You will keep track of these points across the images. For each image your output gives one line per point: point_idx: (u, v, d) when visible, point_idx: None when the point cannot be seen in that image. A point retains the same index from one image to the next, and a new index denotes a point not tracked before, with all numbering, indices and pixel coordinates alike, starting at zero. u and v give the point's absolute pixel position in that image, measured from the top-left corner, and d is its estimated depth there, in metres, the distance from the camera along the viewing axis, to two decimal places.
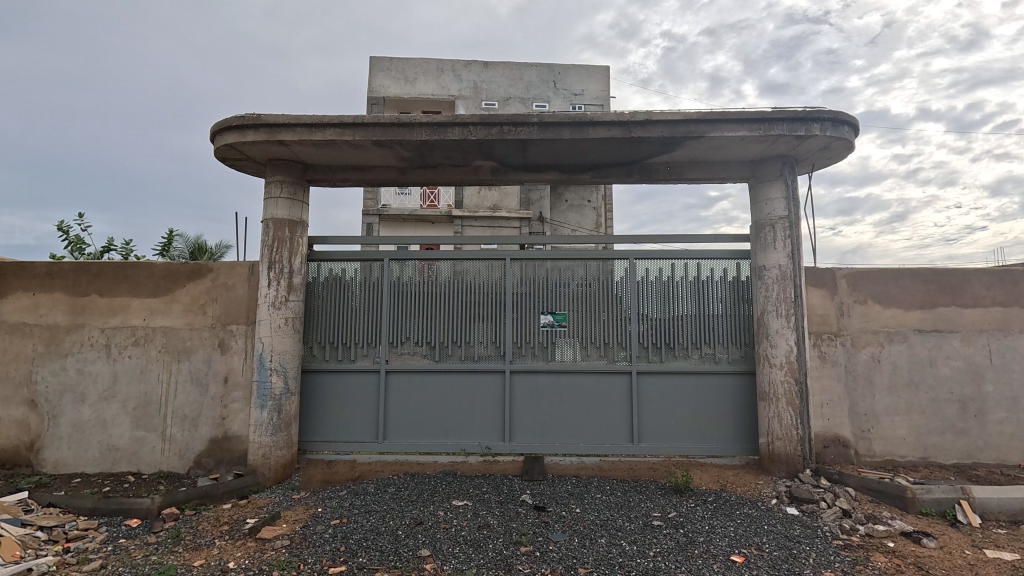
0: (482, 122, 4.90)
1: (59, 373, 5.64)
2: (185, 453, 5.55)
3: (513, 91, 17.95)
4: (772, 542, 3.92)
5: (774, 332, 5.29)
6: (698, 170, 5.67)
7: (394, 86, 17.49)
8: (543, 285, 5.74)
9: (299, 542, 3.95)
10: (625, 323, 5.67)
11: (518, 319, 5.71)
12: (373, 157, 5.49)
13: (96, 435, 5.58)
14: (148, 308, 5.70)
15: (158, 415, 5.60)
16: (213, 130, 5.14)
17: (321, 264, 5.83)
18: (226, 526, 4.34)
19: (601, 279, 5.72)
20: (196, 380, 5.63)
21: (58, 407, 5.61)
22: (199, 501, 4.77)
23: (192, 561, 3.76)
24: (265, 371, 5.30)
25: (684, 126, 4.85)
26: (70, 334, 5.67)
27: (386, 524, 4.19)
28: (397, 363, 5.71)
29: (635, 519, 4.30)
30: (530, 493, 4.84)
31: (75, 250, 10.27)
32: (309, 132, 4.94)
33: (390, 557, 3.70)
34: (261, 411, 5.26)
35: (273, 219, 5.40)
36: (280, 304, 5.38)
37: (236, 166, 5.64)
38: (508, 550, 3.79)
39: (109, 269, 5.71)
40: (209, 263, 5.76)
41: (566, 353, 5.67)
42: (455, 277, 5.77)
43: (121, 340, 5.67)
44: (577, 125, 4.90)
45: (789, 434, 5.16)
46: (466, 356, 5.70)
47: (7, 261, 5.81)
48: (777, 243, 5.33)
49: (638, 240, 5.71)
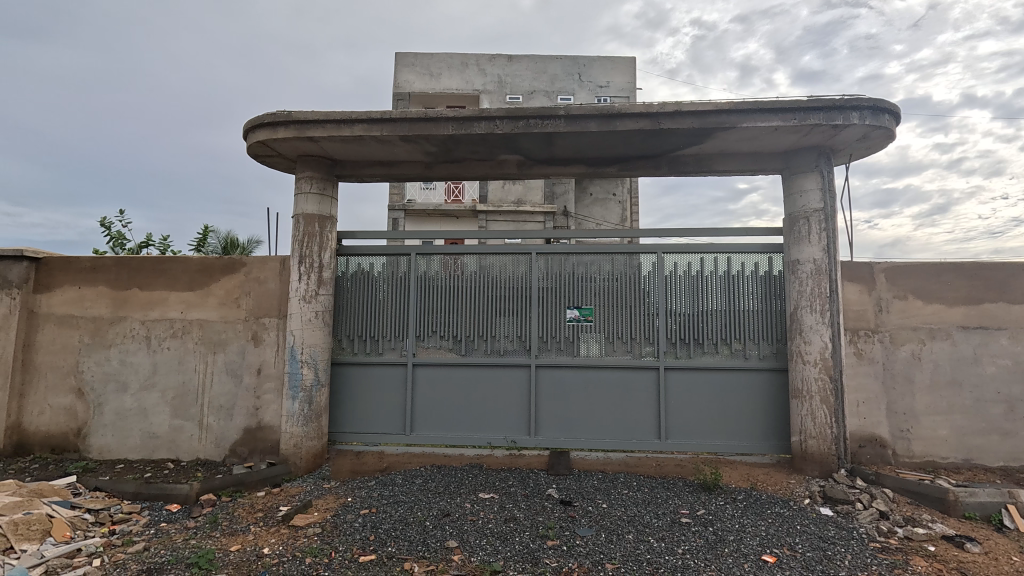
0: (508, 115, 4.88)
1: (102, 364, 5.88)
2: (221, 441, 5.73)
3: (537, 84, 17.83)
4: (805, 543, 3.83)
5: (808, 328, 5.14)
6: (728, 163, 5.56)
7: (418, 82, 17.62)
8: (569, 279, 5.71)
9: (330, 531, 4.04)
10: (651, 319, 5.60)
11: (544, 313, 5.70)
12: (399, 153, 5.53)
13: (137, 423, 5.81)
14: (186, 302, 5.89)
15: (195, 405, 5.80)
16: (245, 128, 5.26)
17: (349, 259, 5.93)
18: (260, 513, 4.47)
19: (628, 273, 5.65)
20: (231, 371, 5.80)
21: (102, 396, 5.86)
22: (234, 488, 4.93)
23: (229, 545, 3.89)
24: (296, 362, 5.42)
25: (715, 117, 4.73)
26: (113, 326, 5.91)
27: (414, 515, 4.25)
28: (423, 357, 5.76)
29: (663, 516, 4.25)
30: (556, 487, 4.84)
31: (117, 246, 10.81)
32: (338, 128, 5.00)
33: (419, 547, 3.75)
34: (293, 402, 5.39)
35: (303, 215, 5.50)
36: (311, 298, 5.49)
37: (267, 163, 5.76)
38: (535, 544, 3.79)
39: (149, 263, 5.92)
40: (241, 258, 5.92)
41: (591, 348, 5.64)
42: (481, 272, 5.79)
43: (160, 332, 5.88)
44: (605, 117, 4.82)
45: (823, 433, 5.01)
46: (492, 350, 5.73)
47: (54, 256, 6.09)
48: (811, 237, 5.17)
49: (665, 234, 5.62)
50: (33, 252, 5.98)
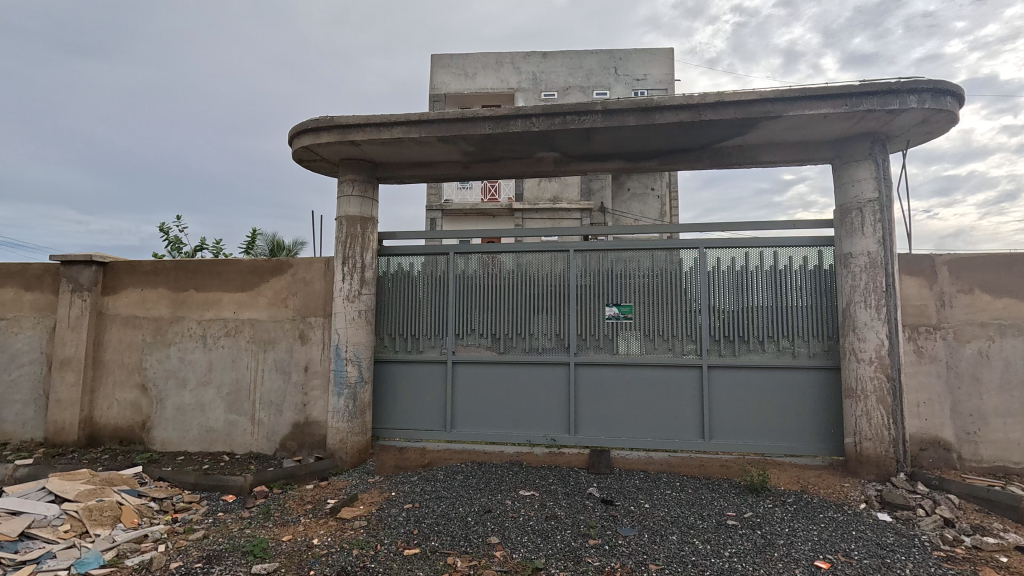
0: (545, 112, 4.86)
1: (164, 362, 6.24)
2: (272, 436, 5.98)
3: (573, 80, 17.69)
4: (861, 549, 3.66)
5: (862, 324, 4.90)
6: (773, 153, 5.36)
7: (454, 82, 17.82)
8: (608, 276, 5.64)
9: (376, 524, 4.15)
10: (694, 316, 5.47)
11: (582, 310, 5.65)
12: (437, 153, 5.61)
13: (196, 417, 6.14)
14: (238, 302, 6.17)
15: (248, 400, 6.07)
16: (290, 135, 5.46)
17: (390, 259, 6.06)
18: (309, 505, 4.64)
19: (668, 269, 5.54)
20: (280, 368, 6.04)
21: (164, 391, 6.22)
22: (285, 480, 5.14)
23: (280, 535, 4.06)
24: (341, 360, 5.59)
25: (759, 106, 4.57)
26: (173, 326, 6.26)
27: (456, 510, 4.32)
28: (463, 355, 5.83)
29: (708, 517, 4.15)
30: (597, 486, 4.80)
31: (175, 249, 11.45)
32: (378, 131, 5.12)
33: (461, 542, 3.80)
34: (338, 399, 5.56)
35: (346, 217, 5.66)
36: (354, 297, 5.65)
37: (311, 167, 5.96)
38: (576, 542, 3.78)
39: (204, 266, 6.24)
40: (289, 260, 6.15)
41: (631, 346, 5.56)
42: (519, 270, 5.81)
43: (215, 331, 6.18)
44: (643, 111, 4.74)
45: (879, 435, 4.77)
46: (531, 348, 5.74)
47: (120, 260, 6.50)
48: (865, 228, 4.92)
49: (707, 229, 5.48)
50: (101, 257, 6.41)
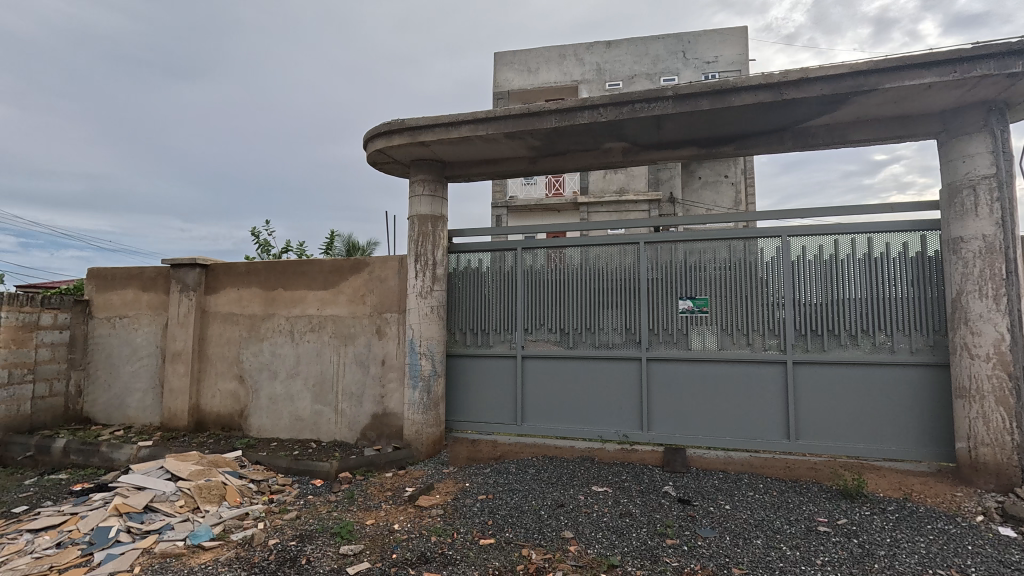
0: (613, 102, 4.75)
1: (257, 355, 6.77)
2: (353, 425, 6.32)
3: (638, 67, 17.18)
4: (979, 566, 3.29)
5: (977, 317, 4.38)
6: (867, 131, 4.92)
7: (517, 79, 17.90)
8: (680, 268, 5.44)
9: (452, 512, 4.28)
10: (776, 309, 5.14)
11: (654, 304, 5.49)
12: (504, 149, 5.65)
13: (286, 406, 6.62)
14: (321, 299, 6.57)
15: (331, 392, 6.45)
16: (365, 139, 5.71)
17: (460, 256, 6.19)
18: (389, 492, 4.87)
19: (747, 260, 5.24)
20: (360, 362, 6.36)
21: (258, 382, 6.75)
22: (366, 468, 5.42)
23: (364, 519, 4.29)
24: (416, 354, 5.80)
25: (850, 81, 4.20)
26: (265, 322, 6.77)
27: (529, 503, 4.35)
28: (532, 350, 5.86)
29: (796, 522, 3.91)
30: (673, 485, 4.66)
31: (264, 252, 12.39)
32: (447, 131, 5.24)
33: (535, 535, 3.83)
34: (413, 391, 5.77)
35: (418, 216, 5.85)
36: (426, 293, 5.83)
37: (385, 169, 6.21)
38: (653, 541, 3.69)
39: (291, 266, 6.70)
40: (366, 259, 6.45)
41: (707, 341, 5.33)
42: (587, 264, 5.74)
43: (301, 327, 6.62)
44: (718, 94, 4.51)
45: (999, 440, 4.26)
46: (600, 343, 5.66)
47: (219, 263, 7.13)
48: (979, 209, 4.40)
49: (791, 215, 5.12)
50: (203, 259, 7.06)
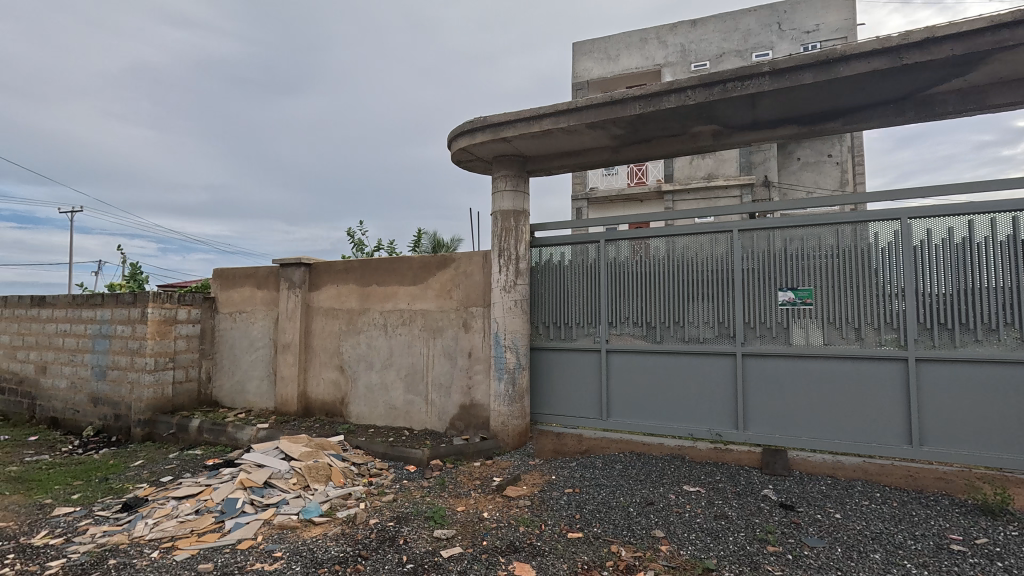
0: (702, 83, 4.50)
1: (355, 347, 7.26)
2: (442, 415, 6.59)
3: (727, 45, 16.13)
4: None
5: None
6: (1010, 94, 4.26)
7: (597, 68, 17.56)
8: (779, 257, 5.05)
9: (539, 504, 4.33)
10: (894, 300, 4.62)
11: (749, 296, 5.14)
12: (586, 140, 5.56)
13: (381, 395, 7.04)
14: (411, 294, 6.89)
15: (422, 382, 6.76)
16: (449, 138, 5.89)
17: (542, 249, 6.21)
18: (478, 481, 5.02)
19: (858, 247, 4.75)
20: (448, 354, 6.60)
21: (356, 372, 7.24)
22: (456, 456, 5.64)
23: (455, 506, 4.46)
24: (501, 347, 5.91)
25: (989, 36, 3.65)
26: (362, 316, 7.24)
27: (617, 499, 4.28)
28: (617, 344, 5.74)
29: (923, 538, 3.50)
30: (773, 488, 4.36)
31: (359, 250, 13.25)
32: (528, 125, 5.25)
33: (624, 532, 3.77)
34: (499, 383, 5.89)
35: (501, 211, 5.94)
36: (510, 287, 5.91)
37: (468, 167, 6.37)
38: (752, 547, 3.48)
39: (384, 263, 7.09)
40: (452, 255, 6.67)
41: (811, 335, 4.91)
42: (674, 254, 5.50)
43: (393, 320, 7.00)
44: (823, 65, 4.11)
45: None
46: (690, 337, 5.41)
47: (321, 261, 7.71)
48: None
49: (912, 194, 4.55)
50: (308, 259, 7.67)
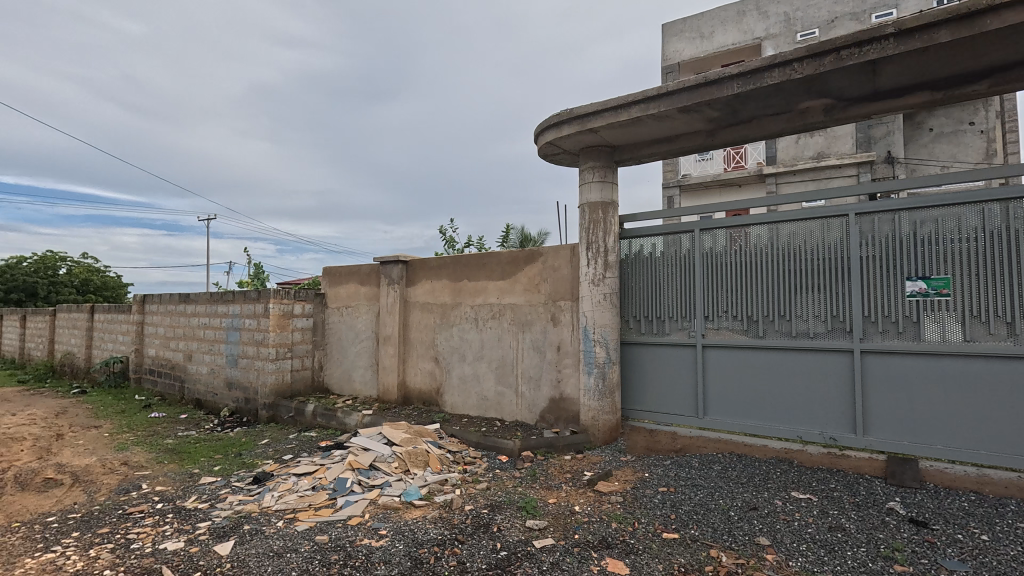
0: (810, 54, 4.10)
1: (449, 339, 7.57)
2: (533, 407, 6.67)
3: (840, 8, 14.53)
4: None
5: None
6: None
7: (689, 48, 16.66)
8: (907, 243, 4.47)
9: (631, 501, 4.24)
10: None
11: (869, 287, 4.62)
12: (678, 126, 5.31)
13: (474, 386, 7.28)
14: (500, 289, 7.04)
15: (512, 375, 6.90)
16: (536, 133, 5.91)
17: (631, 241, 6.04)
18: (569, 474, 5.03)
19: (1010, 228, 4.08)
20: (537, 347, 6.66)
21: (450, 364, 7.55)
22: (546, 449, 5.69)
23: (547, 497, 4.51)
24: (590, 341, 5.85)
25: None
26: (454, 310, 7.52)
27: (716, 502, 4.08)
28: (714, 338, 5.45)
29: None
30: (901, 501, 3.91)
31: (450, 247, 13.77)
32: (616, 114, 5.12)
33: (724, 537, 3.58)
34: (589, 377, 5.84)
35: (588, 203, 5.86)
36: (599, 281, 5.82)
37: (555, 161, 6.35)
38: (875, 564, 3.15)
39: (474, 259, 7.30)
40: (539, 249, 6.70)
41: (948, 331, 4.31)
42: (779, 243, 5.10)
43: (484, 314, 7.19)
44: (963, 19, 3.57)
45: None
46: (798, 332, 4.99)
47: (416, 258, 8.12)
48: None
49: None
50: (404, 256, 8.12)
